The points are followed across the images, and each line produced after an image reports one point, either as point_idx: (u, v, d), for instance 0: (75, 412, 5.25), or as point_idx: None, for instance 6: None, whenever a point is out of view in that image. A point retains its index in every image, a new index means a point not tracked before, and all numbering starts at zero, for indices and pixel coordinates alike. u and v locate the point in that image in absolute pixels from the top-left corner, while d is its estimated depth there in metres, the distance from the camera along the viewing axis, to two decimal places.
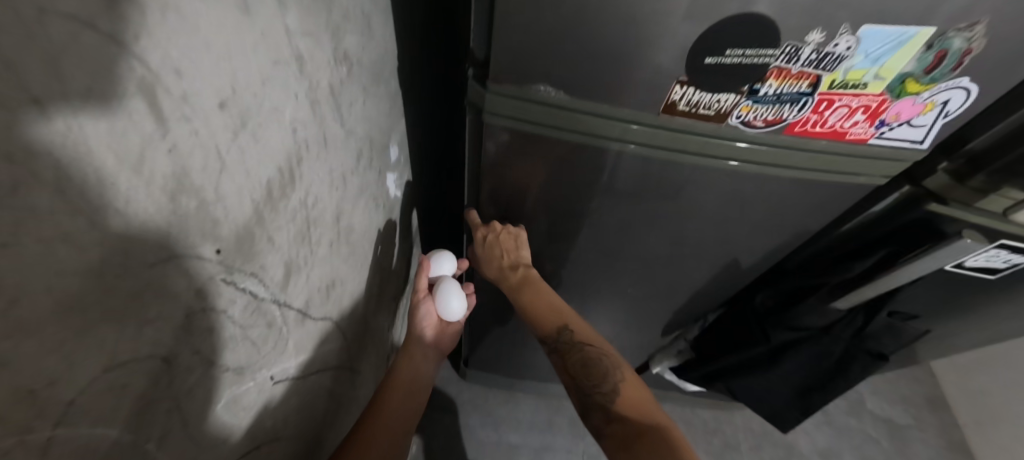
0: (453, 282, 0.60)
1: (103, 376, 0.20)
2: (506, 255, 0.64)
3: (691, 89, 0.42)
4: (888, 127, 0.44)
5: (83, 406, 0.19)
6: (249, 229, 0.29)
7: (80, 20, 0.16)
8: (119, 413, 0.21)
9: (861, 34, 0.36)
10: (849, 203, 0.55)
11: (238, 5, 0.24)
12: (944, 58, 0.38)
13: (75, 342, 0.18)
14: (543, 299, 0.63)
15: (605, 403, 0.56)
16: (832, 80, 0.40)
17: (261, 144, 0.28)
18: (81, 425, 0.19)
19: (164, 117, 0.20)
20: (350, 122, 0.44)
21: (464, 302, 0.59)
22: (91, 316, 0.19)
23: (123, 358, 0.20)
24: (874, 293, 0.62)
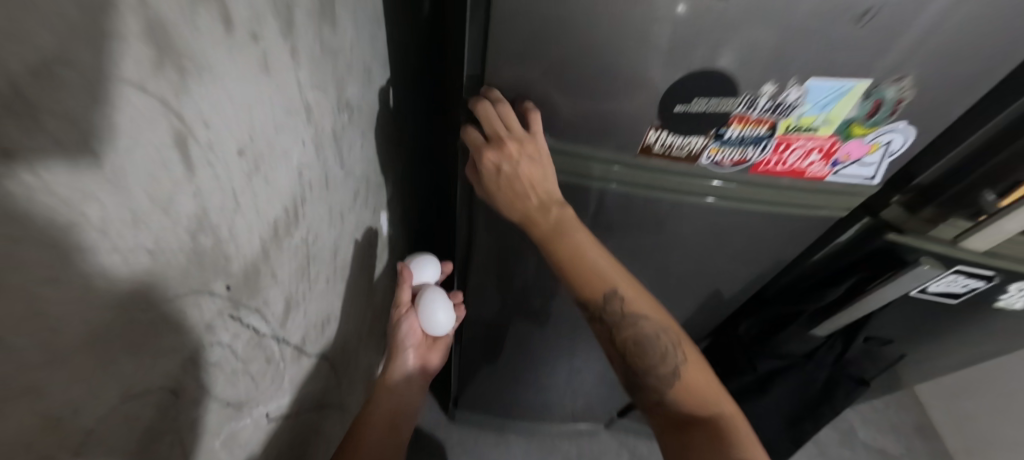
0: (442, 292, 0.54)
1: (119, 406, 0.21)
2: (531, 190, 0.47)
3: (664, 133, 0.46)
4: (842, 165, 0.48)
5: (101, 435, 0.20)
6: (256, 266, 0.30)
7: (134, 83, 0.18)
8: (128, 444, 0.22)
9: (808, 86, 0.41)
10: (817, 233, 0.59)
11: (259, 64, 0.27)
12: (881, 106, 0.43)
13: (99, 372, 0.19)
14: (584, 254, 0.48)
15: (659, 386, 0.49)
16: (788, 125, 0.44)
17: (271, 185, 0.31)
18: (98, 454, 0.20)
19: (192, 163, 0.22)
20: (349, 164, 0.47)
21: (452, 316, 0.55)
22: (115, 348, 0.20)
23: (137, 389, 0.21)
24: (849, 320, 0.65)
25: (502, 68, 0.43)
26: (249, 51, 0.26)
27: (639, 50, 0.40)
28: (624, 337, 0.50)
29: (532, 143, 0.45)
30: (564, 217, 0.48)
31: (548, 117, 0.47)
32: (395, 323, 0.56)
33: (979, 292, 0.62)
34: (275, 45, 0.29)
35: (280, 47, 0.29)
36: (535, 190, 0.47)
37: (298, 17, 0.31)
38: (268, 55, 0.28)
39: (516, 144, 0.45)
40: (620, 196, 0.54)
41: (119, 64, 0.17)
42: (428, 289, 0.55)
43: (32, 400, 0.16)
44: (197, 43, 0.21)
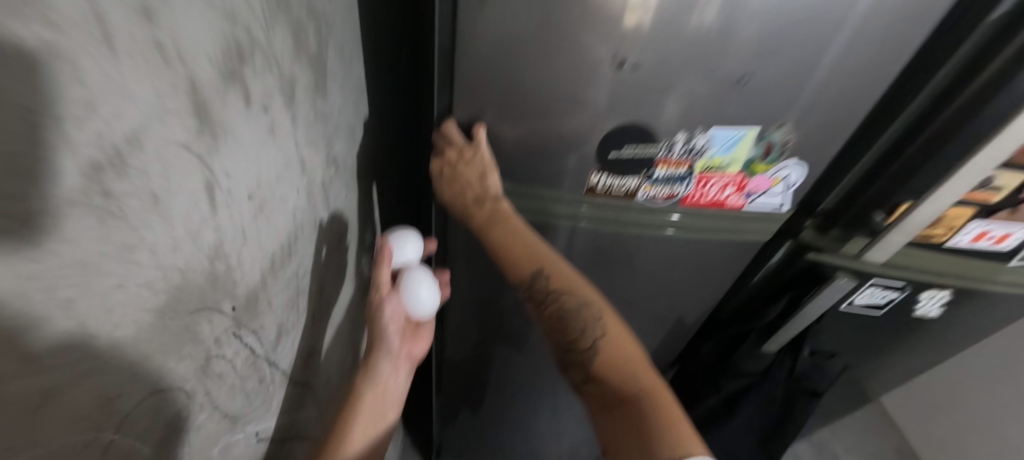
0: (424, 271, 0.56)
1: (149, 396, 0.25)
2: (470, 188, 0.55)
3: (602, 174, 0.55)
4: (754, 196, 0.58)
5: (132, 419, 0.24)
6: (256, 293, 0.36)
7: (183, 144, 0.25)
8: (150, 434, 0.26)
9: (711, 133, 0.51)
10: (750, 258, 0.68)
11: (266, 129, 0.34)
12: (772, 147, 0.53)
13: (140, 364, 0.24)
14: (517, 241, 0.55)
15: (583, 360, 0.53)
16: (702, 164, 0.53)
17: (271, 225, 0.37)
18: (129, 436, 0.24)
19: (215, 204, 0.29)
20: (335, 209, 0.54)
21: (436, 295, 0.57)
22: (153, 347, 0.25)
23: (162, 385, 0.26)
24: (792, 334, 0.72)
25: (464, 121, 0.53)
26: (260, 119, 0.33)
27: (575, 108, 0.50)
28: (554, 314, 0.55)
29: (472, 151, 0.53)
30: (500, 212, 0.56)
31: (505, 165, 0.56)
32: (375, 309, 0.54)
33: (897, 302, 0.70)
34: (280, 115, 0.36)
35: (284, 116, 0.37)
36: (474, 188, 0.55)
37: (298, 93, 0.40)
38: (274, 123, 0.35)
39: (457, 150, 0.53)
40: (591, 233, 0.62)
41: (176, 130, 0.24)
42: (410, 270, 0.57)
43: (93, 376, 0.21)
44: (224, 115, 0.29)
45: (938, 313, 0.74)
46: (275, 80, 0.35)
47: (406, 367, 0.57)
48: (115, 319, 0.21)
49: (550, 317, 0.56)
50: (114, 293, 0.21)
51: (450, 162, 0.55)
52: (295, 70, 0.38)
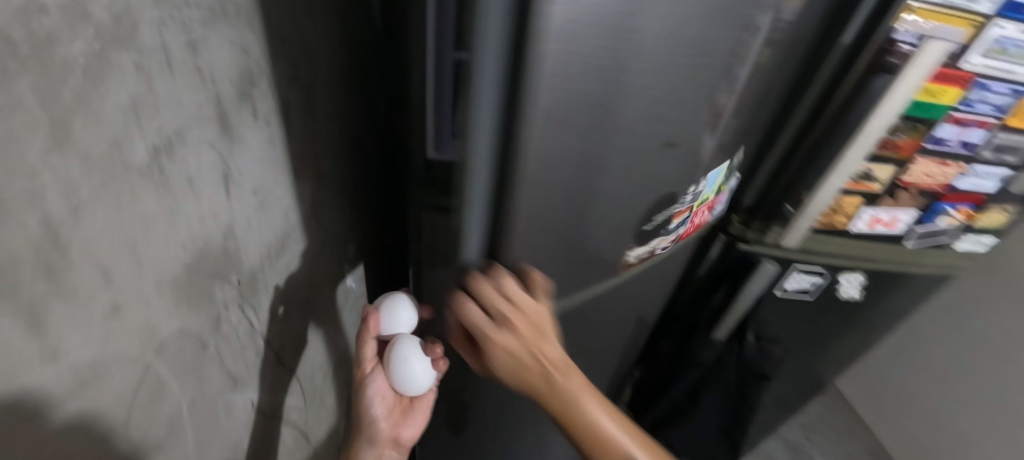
0: (409, 341, 0.60)
1: (176, 335, 0.31)
2: (539, 366, 0.44)
3: (637, 249, 0.55)
4: (714, 209, 0.67)
5: (164, 350, 0.30)
6: (256, 273, 0.43)
7: (207, 141, 0.33)
8: (177, 368, 0.31)
9: (706, 176, 0.55)
10: (690, 252, 0.78)
11: (267, 140, 0.43)
12: (731, 169, 0.61)
13: (171, 303, 0.30)
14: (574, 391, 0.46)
15: None
16: (696, 201, 0.59)
17: (268, 220, 0.45)
18: (163, 362, 0.30)
19: (229, 192, 0.37)
20: (319, 218, 0.61)
21: (420, 372, 0.60)
22: (180, 293, 0.31)
23: (185, 328, 0.32)
24: (735, 320, 0.81)
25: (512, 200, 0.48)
26: (262, 132, 0.42)
27: None
28: None
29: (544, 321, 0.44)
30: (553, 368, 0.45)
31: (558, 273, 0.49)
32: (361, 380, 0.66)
33: (822, 287, 0.80)
34: (277, 131, 0.45)
35: (280, 133, 0.46)
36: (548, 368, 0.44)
37: (292, 116, 0.49)
38: (272, 136, 0.44)
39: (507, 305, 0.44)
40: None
41: (202, 129, 0.32)
42: (398, 343, 0.61)
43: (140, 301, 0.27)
44: (236, 124, 0.37)
45: (863, 293, 0.83)
46: (276, 102, 0.44)
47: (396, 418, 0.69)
48: (159, 261, 0.28)
49: None
50: (157, 240, 0.28)
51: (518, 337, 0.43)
52: (290, 95, 0.48)
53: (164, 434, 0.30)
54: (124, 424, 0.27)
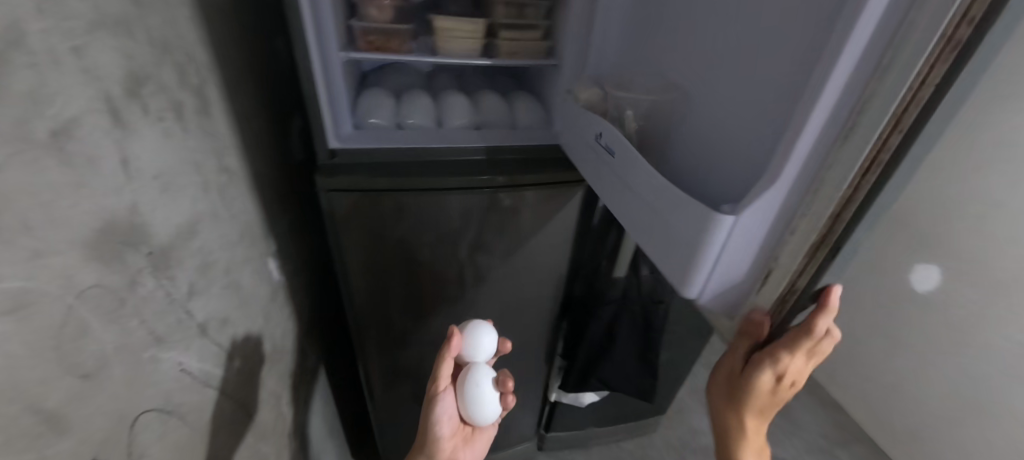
0: (482, 369, 0.80)
1: (93, 286, 0.37)
2: (794, 366, 0.47)
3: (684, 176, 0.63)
4: None
5: (84, 296, 0.36)
6: (167, 250, 0.49)
7: (102, 130, 0.40)
8: (97, 313, 0.38)
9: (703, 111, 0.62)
10: (577, 203, 0.91)
11: (162, 134, 0.50)
12: None
13: (85, 259, 0.36)
14: (763, 432, 0.57)
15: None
16: None
17: (175, 203, 0.51)
18: (84, 306, 0.36)
19: (129, 175, 0.43)
20: (232, 210, 0.68)
21: (490, 393, 0.80)
22: (92, 251, 0.37)
23: (100, 282, 0.38)
24: (629, 252, 0.99)
25: (801, 238, 0.41)
26: (156, 127, 0.49)
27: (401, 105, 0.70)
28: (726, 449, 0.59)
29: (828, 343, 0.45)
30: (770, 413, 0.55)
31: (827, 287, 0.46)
32: (434, 399, 0.82)
33: None
34: (172, 127, 0.52)
35: (175, 129, 0.53)
36: (793, 368, 0.47)
37: (185, 115, 0.55)
38: (168, 131, 0.51)
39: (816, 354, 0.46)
40: (465, 203, 0.85)
41: (96, 118, 0.39)
42: (477, 368, 0.81)
43: (58, 251, 0.34)
44: (128, 118, 0.44)
45: None
46: (165, 100, 0.51)
47: (456, 440, 0.86)
48: (69, 219, 0.35)
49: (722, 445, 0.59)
50: (67, 205, 0.35)
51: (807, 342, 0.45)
52: (179, 95, 0.54)
53: (94, 369, 0.37)
54: (56, 350, 0.33)
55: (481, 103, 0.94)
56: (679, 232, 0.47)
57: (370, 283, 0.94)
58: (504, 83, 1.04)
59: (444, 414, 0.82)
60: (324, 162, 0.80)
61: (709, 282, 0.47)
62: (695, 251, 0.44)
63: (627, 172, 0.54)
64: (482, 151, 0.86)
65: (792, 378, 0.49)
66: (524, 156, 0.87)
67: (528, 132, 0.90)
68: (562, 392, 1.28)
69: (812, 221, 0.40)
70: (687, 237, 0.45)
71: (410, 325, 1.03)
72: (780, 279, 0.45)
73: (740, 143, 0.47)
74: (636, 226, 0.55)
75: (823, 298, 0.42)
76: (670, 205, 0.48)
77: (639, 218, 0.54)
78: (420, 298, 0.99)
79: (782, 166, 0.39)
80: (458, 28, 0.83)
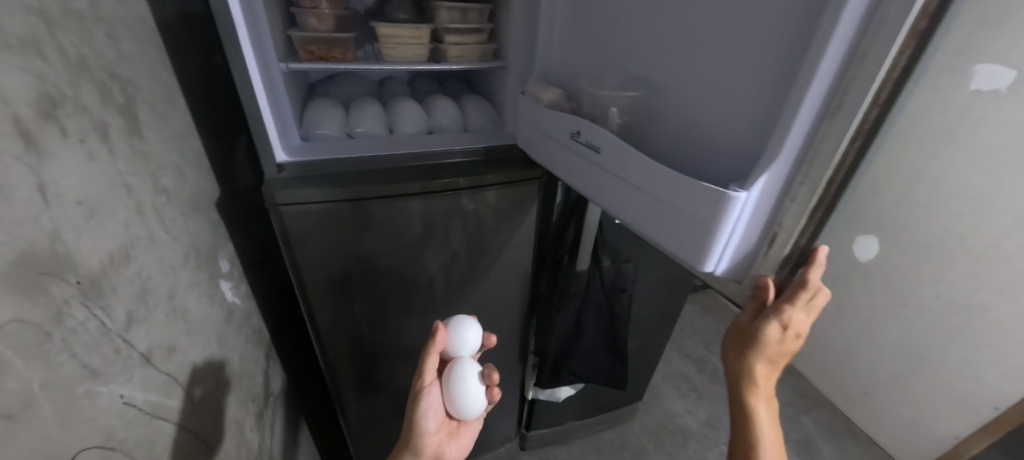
0: (467, 362, 0.82)
1: (13, 321, 0.35)
2: (794, 321, 0.50)
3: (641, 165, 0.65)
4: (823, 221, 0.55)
5: (4, 332, 0.34)
6: (98, 278, 0.46)
7: (14, 157, 0.37)
8: (19, 350, 0.35)
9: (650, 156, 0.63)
10: (537, 201, 0.92)
11: (85, 156, 0.47)
12: None
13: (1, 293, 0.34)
14: (772, 387, 0.60)
15: (735, 441, 0.63)
16: None
17: (104, 227, 0.49)
18: (4, 342, 0.34)
19: (48, 201, 0.41)
20: (174, 232, 0.65)
21: (475, 385, 0.81)
22: (10, 285, 0.35)
23: (21, 317, 0.36)
24: (588, 247, 0.98)
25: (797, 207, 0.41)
26: (77, 150, 0.46)
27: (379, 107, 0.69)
28: (741, 413, 0.61)
29: (822, 296, 0.49)
30: (778, 368, 0.58)
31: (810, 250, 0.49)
32: (420, 392, 0.82)
33: None
34: (97, 148, 0.49)
35: (100, 150, 0.50)
36: (796, 322, 0.51)
37: (110, 135, 0.52)
38: (92, 153, 0.48)
39: (815, 310, 0.50)
40: (425, 208, 0.85)
41: (5, 144, 0.37)
42: (461, 361, 0.82)
43: None
44: (44, 142, 0.41)
45: None
46: (87, 122, 0.48)
47: (442, 437, 0.84)
48: None
49: (736, 410, 0.61)
50: None
51: (803, 298, 0.47)
52: (104, 115, 0.52)
53: (19, 408, 0.35)
54: None
55: (434, 108, 0.93)
56: (689, 216, 0.47)
57: (333, 298, 0.91)
58: (456, 88, 1.04)
59: (429, 408, 0.82)
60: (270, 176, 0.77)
61: (725, 262, 0.47)
62: (709, 232, 0.45)
63: (622, 166, 0.54)
64: (437, 156, 0.86)
65: (795, 333, 0.52)
66: (475, 159, 0.88)
67: (483, 135, 0.91)
68: (537, 390, 1.29)
69: (810, 191, 0.40)
70: (699, 221, 0.46)
71: (379, 336, 1.01)
72: (782, 248, 0.44)
73: (724, 131, 0.48)
74: (635, 218, 0.55)
75: (811, 256, 0.43)
76: (675, 191, 0.48)
77: (639, 209, 0.54)
78: (387, 308, 0.97)
79: (782, 145, 0.40)
80: (401, 35, 0.83)
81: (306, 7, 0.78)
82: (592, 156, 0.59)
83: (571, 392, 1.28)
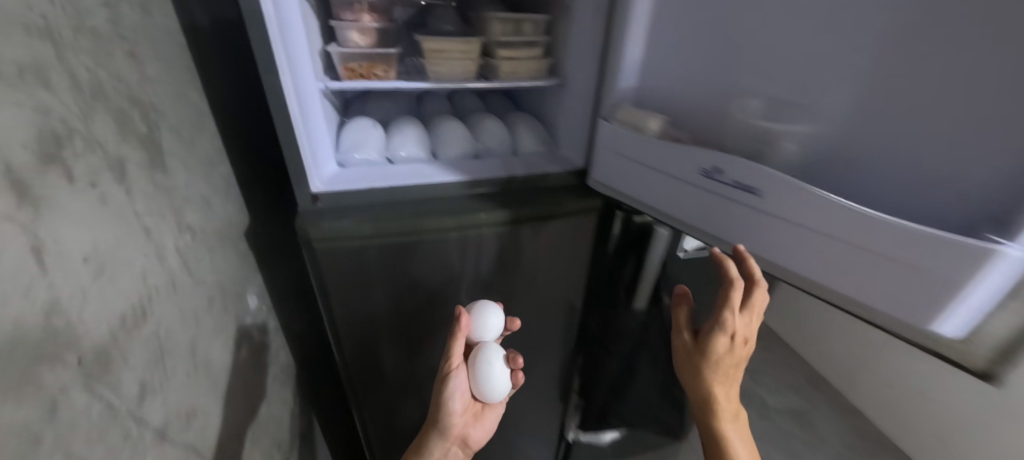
0: (493, 347, 0.72)
1: None
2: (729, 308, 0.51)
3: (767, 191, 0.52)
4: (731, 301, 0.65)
5: None
6: (106, 348, 0.38)
7: (3, 217, 0.30)
8: None
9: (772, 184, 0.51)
10: (592, 232, 0.82)
11: (96, 200, 0.40)
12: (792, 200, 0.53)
13: None
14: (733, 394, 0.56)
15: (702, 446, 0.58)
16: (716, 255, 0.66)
17: (116, 283, 0.41)
18: None
19: (44, 263, 0.33)
20: (198, 274, 0.58)
21: (504, 369, 0.71)
22: None
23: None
24: (649, 285, 0.88)
25: None
26: (88, 194, 0.39)
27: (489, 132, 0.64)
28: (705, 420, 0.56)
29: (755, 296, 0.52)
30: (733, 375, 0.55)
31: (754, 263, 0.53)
32: (445, 375, 0.72)
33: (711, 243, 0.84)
34: (110, 188, 0.42)
35: (114, 188, 0.43)
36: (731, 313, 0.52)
37: (126, 169, 0.45)
38: (105, 195, 0.41)
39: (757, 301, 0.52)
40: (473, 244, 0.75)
41: None
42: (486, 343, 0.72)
43: None
44: (44, 193, 0.34)
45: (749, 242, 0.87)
46: (100, 159, 0.41)
47: (467, 418, 0.75)
48: None
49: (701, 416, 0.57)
50: None
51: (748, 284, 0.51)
52: (122, 149, 0.44)
53: None
54: None
55: (481, 130, 0.84)
56: (933, 276, 0.39)
57: (360, 334, 0.82)
58: (502, 105, 0.96)
59: (456, 392, 0.72)
60: (303, 210, 0.69)
61: (972, 327, 0.39)
62: (960, 290, 0.37)
63: (808, 215, 0.45)
64: (487, 184, 0.77)
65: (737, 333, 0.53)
66: (529, 187, 0.79)
67: (534, 160, 0.81)
68: (580, 432, 1.19)
69: None
70: (955, 285, 0.37)
71: (411, 371, 0.92)
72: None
73: (955, 170, 0.39)
74: (825, 273, 0.47)
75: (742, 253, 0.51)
76: (908, 246, 0.39)
77: (835, 264, 0.45)
78: (424, 346, 0.89)
79: None
80: (449, 49, 0.74)
81: (348, 21, 0.71)
82: (749, 201, 0.50)
83: (617, 435, 1.15)
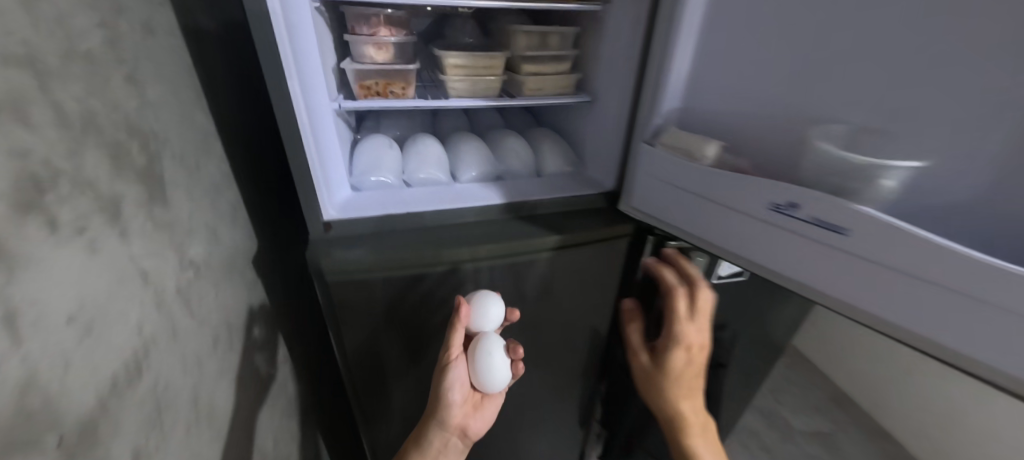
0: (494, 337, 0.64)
1: None
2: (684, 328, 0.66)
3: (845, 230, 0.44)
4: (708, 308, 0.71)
5: None
6: (91, 421, 0.34)
7: None
8: None
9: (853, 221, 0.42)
10: (621, 260, 0.77)
11: (85, 249, 0.35)
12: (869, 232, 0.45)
13: None
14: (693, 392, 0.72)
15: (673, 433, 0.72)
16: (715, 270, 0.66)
17: (107, 342, 0.36)
18: None
19: (18, 335, 0.28)
20: (202, 313, 0.53)
21: (506, 361, 0.64)
22: None
23: None
24: None
25: None
26: (75, 243, 0.34)
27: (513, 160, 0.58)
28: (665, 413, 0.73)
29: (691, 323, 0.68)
30: (691, 378, 0.71)
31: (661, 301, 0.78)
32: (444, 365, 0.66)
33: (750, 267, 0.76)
34: (102, 232, 0.37)
35: (107, 232, 0.38)
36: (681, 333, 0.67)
37: (123, 208, 0.40)
38: (94, 242, 0.36)
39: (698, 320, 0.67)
40: (496, 274, 0.70)
41: None
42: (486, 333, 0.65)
43: None
44: (20, 250, 0.29)
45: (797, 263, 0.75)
46: (90, 202, 0.36)
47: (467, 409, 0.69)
48: None
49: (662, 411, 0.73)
50: None
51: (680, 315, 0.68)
52: (117, 187, 0.40)
53: None
54: None
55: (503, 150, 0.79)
56: None
57: (370, 368, 0.77)
58: (522, 121, 0.91)
59: (456, 381, 0.66)
60: (315, 239, 0.65)
61: None
62: None
63: (907, 261, 0.39)
64: (511, 208, 0.71)
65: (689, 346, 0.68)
66: (554, 212, 0.73)
67: (560, 181, 0.76)
68: None
69: None
70: None
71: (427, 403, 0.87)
72: None
73: None
74: (922, 323, 0.40)
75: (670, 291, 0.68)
76: None
77: (937, 314, 0.39)
78: None
79: None
80: (471, 65, 0.69)
81: (364, 35, 0.66)
82: (828, 239, 0.44)
83: None
